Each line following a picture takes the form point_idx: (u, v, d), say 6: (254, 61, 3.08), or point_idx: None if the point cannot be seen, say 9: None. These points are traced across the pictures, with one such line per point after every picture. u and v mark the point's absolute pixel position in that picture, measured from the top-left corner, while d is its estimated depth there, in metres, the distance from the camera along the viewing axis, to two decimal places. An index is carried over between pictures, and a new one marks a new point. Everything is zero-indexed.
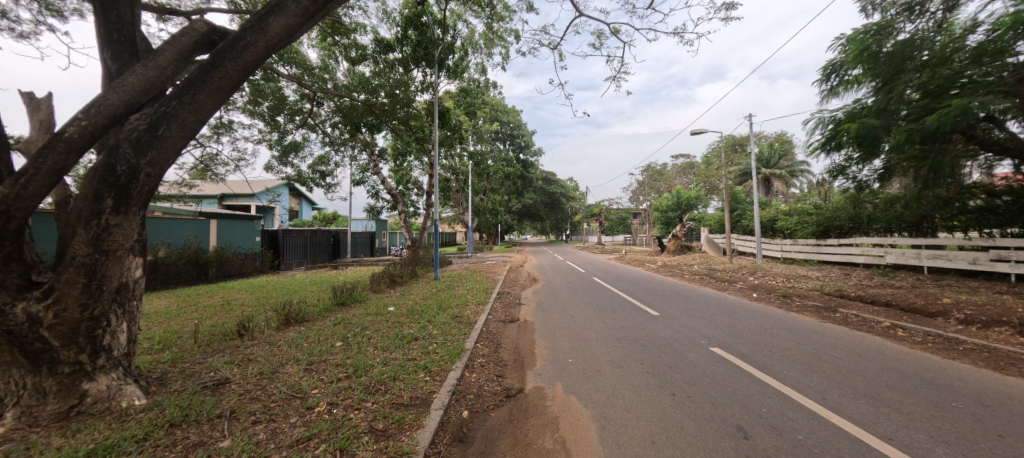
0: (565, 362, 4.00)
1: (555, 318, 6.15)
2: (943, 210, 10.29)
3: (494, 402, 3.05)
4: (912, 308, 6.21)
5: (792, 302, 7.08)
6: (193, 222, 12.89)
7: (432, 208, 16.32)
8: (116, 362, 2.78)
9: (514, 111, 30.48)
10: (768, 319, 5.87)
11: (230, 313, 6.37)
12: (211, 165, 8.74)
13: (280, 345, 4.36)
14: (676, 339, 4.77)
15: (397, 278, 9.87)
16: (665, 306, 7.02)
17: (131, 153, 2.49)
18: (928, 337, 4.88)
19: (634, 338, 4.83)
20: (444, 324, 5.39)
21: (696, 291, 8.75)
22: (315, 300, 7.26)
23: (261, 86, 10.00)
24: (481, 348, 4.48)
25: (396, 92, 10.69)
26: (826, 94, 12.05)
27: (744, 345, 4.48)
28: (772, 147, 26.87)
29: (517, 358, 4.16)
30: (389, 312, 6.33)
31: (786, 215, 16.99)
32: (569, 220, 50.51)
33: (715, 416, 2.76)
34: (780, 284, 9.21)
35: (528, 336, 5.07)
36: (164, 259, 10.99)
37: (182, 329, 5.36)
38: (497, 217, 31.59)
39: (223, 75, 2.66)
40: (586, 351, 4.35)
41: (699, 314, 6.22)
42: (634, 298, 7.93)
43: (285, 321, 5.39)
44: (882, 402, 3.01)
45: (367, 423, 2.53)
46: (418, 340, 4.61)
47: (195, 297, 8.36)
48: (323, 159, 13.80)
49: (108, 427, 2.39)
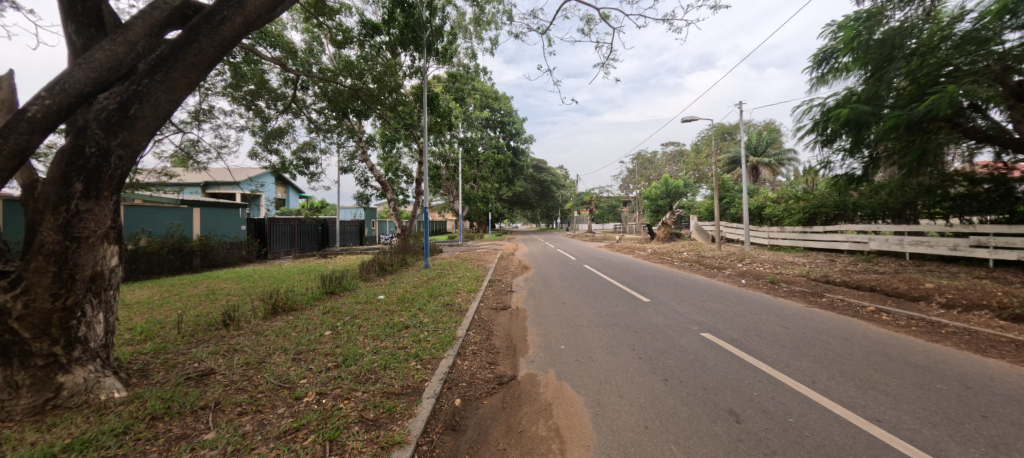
0: (558, 349, 4.01)
1: (546, 305, 6.16)
2: (926, 197, 10.54)
3: (487, 390, 3.03)
4: (896, 293, 6.38)
5: (779, 288, 7.22)
6: (174, 210, 12.50)
7: (422, 196, 16.12)
8: (94, 353, 2.67)
9: (505, 97, 30.08)
10: (757, 304, 5.98)
11: (215, 303, 6.23)
12: (193, 153, 8.54)
13: (267, 334, 4.27)
14: (667, 325, 4.81)
15: (387, 266, 9.78)
16: (656, 292, 7.08)
17: (100, 134, 2.32)
18: (911, 321, 5.02)
19: (625, 324, 4.86)
20: (436, 312, 5.35)
21: (685, 277, 8.84)
22: (303, 289, 7.15)
23: (243, 69, 9.66)
24: (473, 336, 4.45)
25: (384, 78, 10.41)
26: (815, 82, 12.11)
27: (735, 330, 4.54)
28: (760, 135, 27.10)
29: (510, 345, 4.14)
30: (379, 300, 6.27)
31: (773, 203, 17.25)
32: (560, 209, 50.59)
33: (709, 401, 2.78)
34: (767, 270, 9.38)
35: (520, 323, 5.06)
36: (146, 248, 10.69)
37: (165, 319, 5.22)
38: (488, 206, 31.49)
39: (198, 51, 2.48)
40: (579, 338, 4.36)
41: (689, 300, 6.29)
42: (625, 285, 7.98)
43: (272, 311, 5.28)
44: (870, 385, 3.08)
45: (357, 413, 2.49)
46: (409, 328, 4.57)
47: (179, 287, 8.17)
48: (309, 145, 13.46)
49: (87, 420, 2.31)
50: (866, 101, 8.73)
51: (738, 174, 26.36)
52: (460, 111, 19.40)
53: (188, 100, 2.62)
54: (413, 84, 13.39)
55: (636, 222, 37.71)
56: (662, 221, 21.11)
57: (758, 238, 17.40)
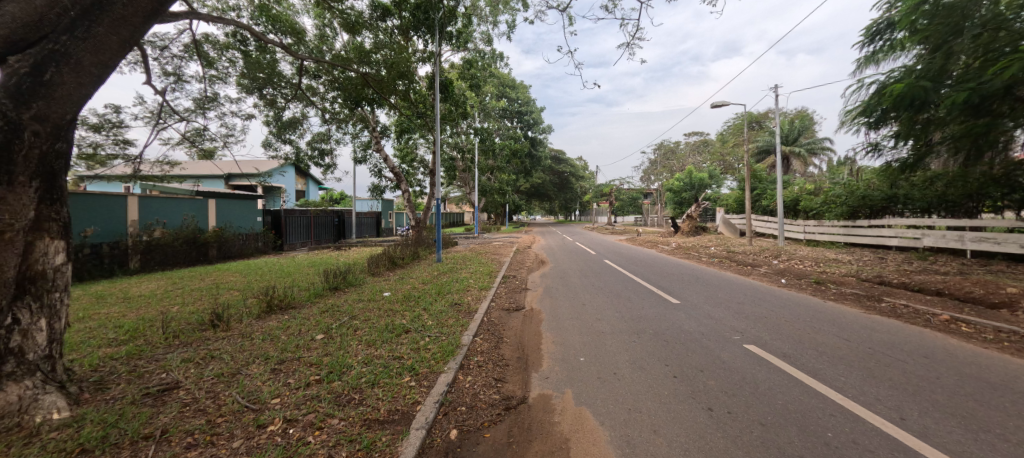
0: (577, 361, 3.46)
1: (563, 306, 5.59)
2: (994, 188, 9.32)
3: (490, 418, 2.50)
4: (969, 298, 5.47)
5: (828, 290, 6.39)
6: (190, 202, 12.43)
7: (435, 187, 15.70)
8: (31, 367, 2.29)
9: (522, 86, 29.28)
10: (804, 309, 5.25)
11: (215, 298, 6.00)
12: (198, 142, 8.45)
13: (254, 338, 3.88)
14: (703, 334, 4.18)
15: (397, 260, 9.43)
16: (684, 292, 6.42)
17: (7, 103, 1.97)
18: (1000, 335, 4.18)
19: (654, 331, 4.26)
20: (441, 314, 4.88)
21: (716, 275, 8.09)
22: (307, 284, 6.84)
23: (257, 58, 9.41)
24: (480, 343, 3.92)
25: (396, 63, 9.96)
26: (863, 62, 11.03)
27: (784, 342, 3.89)
28: (794, 123, 25.51)
29: (522, 355, 3.63)
30: (383, 298, 5.86)
31: (810, 195, 16.01)
32: (578, 201, 49.51)
33: (769, 443, 2.18)
34: (809, 268, 8.48)
35: (535, 328, 4.53)
36: (160, 240, 10.74)
37: (157, 316, 4.99)
38: (505, 198, 30.95)
39: (128, 1, 2.15)
40: (600, 347, 3.81)
41: (724, 303, 5.59)
42: (651, 283, 7.28)
43: (266, 309, 4.94)
44: (978, 425, 2.40)
45: (326, 450, 2.00)
46: (410, 333, 4.09)
47: (186, 280, 8.08)
48: (322, 136, 13.26)
49: (4, 453, 1.90)
50: (927, 78, 7.71)
51: (768, 164, 24.90)
52: (476, 100, 18.87)
53: (118, 61, 2.28)
54: (427, 72, 12.94)
55: (657, 215, 36.50)
56: (687, 214, 20.10)
57: (793, 233, 16.24)
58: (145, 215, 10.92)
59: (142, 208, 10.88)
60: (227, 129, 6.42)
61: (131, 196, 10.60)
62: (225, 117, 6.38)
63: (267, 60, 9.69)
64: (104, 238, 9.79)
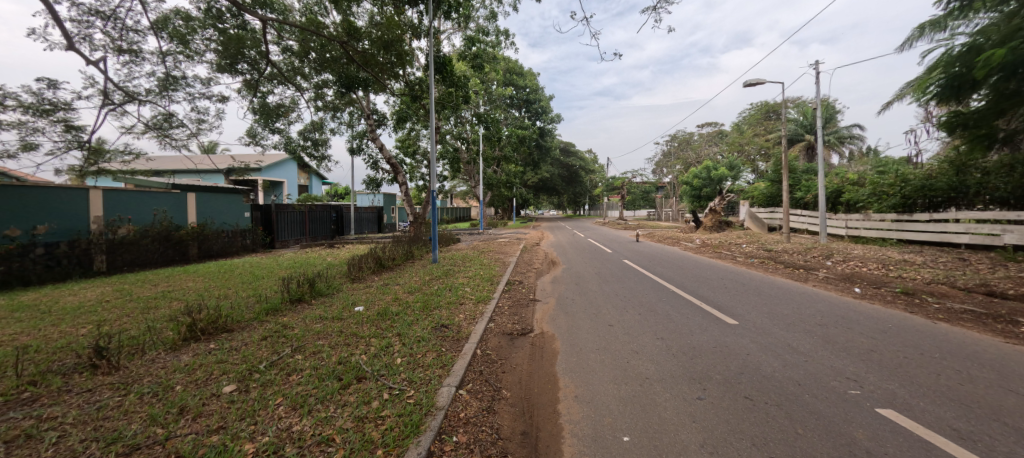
0: (619, 446, 2.11)
1: (585, 329, 4.23)
2: None
3: None
4: None
5: (928, 306, 4.88)
6: (165, 195, 11.29)
7: (435, 180, 14.37)
8: None
9: (530, 73, 27.91)
10: (917, 338, 3.79)
11: (147, 313, 4.82)
12: (167, 129, 7.35)
13: (130, 393, 2.63)
14: (804, 386, 2.77)
15: (386, 261, 8.18)
16: (737, 306, 5.03)
17: None
18: None
19: (724, 378, 2.91)
20: (419, 344, 3.56)
21: (766, 281, 6.64)
22: (269, 294, 5.64)
23: (241, 37, 8.04)
24: (466, 403, 2.58)
25: (385, 38, 8.53)
26: (927, 26, 9.39)
27: (942, 407, 2.48)
28: (821, 110, 23.72)
29: (528, 430, 2.30)
30: (351, 315, 4.57)
31: (854, 186, 14.29)
32: (588, 195, 48.05)
33: None
34: (879, 272, 6.96)
35: (547, 368, 3.20)
36: (126, 237, 9.66)
37: (46, 344, 3.78)
38: (512, 191, 29.61)
39: None
40: (650, 411, 2.47)
41: (802, 326, 4.17)
42: (689, 293, 5.85)
43: (184, 337, 3.68)
44: None
45: None
46: (364, 383, 2.77)
47: (138, 285, 6.92)
48: (315, 126, 12.11)
49: None
50: None
51: (794, 154, 23.15)
52: (480, 86, 17.49)
53: None
54: (426, 52, 11.61)
55: (674, 209, 34.74)
56: (710, 207, 18.52)
57: (833, 229, 14.53)
58: (110, 209, 9.89)
59: (108, 203, 9.86)
60: (196, 112, 6.25)
61: (94, 190, 9.57)
62: (194, 98, 6.14)
63: (251, 39, 8.38)
64: (60, 236, 8.73)
